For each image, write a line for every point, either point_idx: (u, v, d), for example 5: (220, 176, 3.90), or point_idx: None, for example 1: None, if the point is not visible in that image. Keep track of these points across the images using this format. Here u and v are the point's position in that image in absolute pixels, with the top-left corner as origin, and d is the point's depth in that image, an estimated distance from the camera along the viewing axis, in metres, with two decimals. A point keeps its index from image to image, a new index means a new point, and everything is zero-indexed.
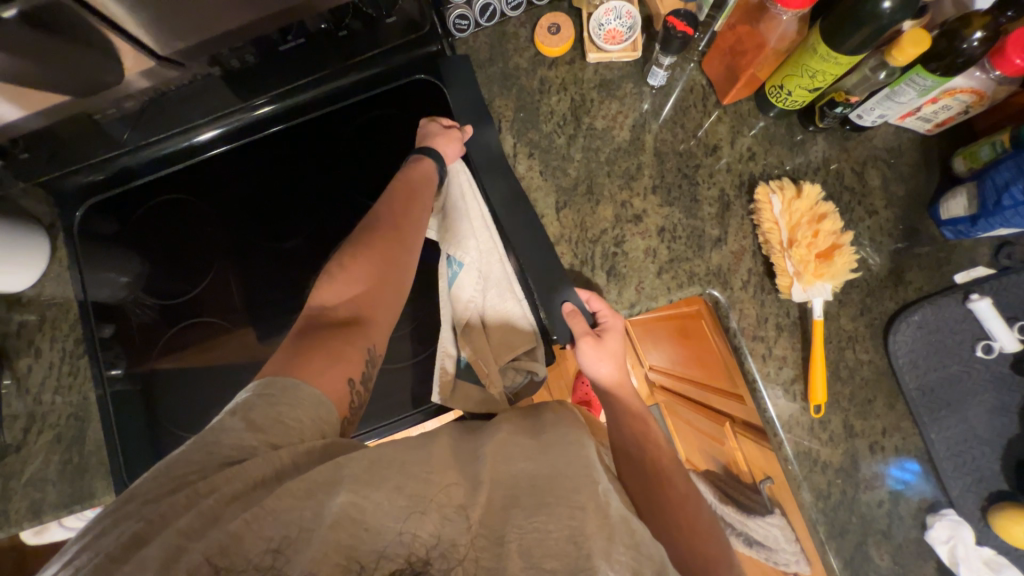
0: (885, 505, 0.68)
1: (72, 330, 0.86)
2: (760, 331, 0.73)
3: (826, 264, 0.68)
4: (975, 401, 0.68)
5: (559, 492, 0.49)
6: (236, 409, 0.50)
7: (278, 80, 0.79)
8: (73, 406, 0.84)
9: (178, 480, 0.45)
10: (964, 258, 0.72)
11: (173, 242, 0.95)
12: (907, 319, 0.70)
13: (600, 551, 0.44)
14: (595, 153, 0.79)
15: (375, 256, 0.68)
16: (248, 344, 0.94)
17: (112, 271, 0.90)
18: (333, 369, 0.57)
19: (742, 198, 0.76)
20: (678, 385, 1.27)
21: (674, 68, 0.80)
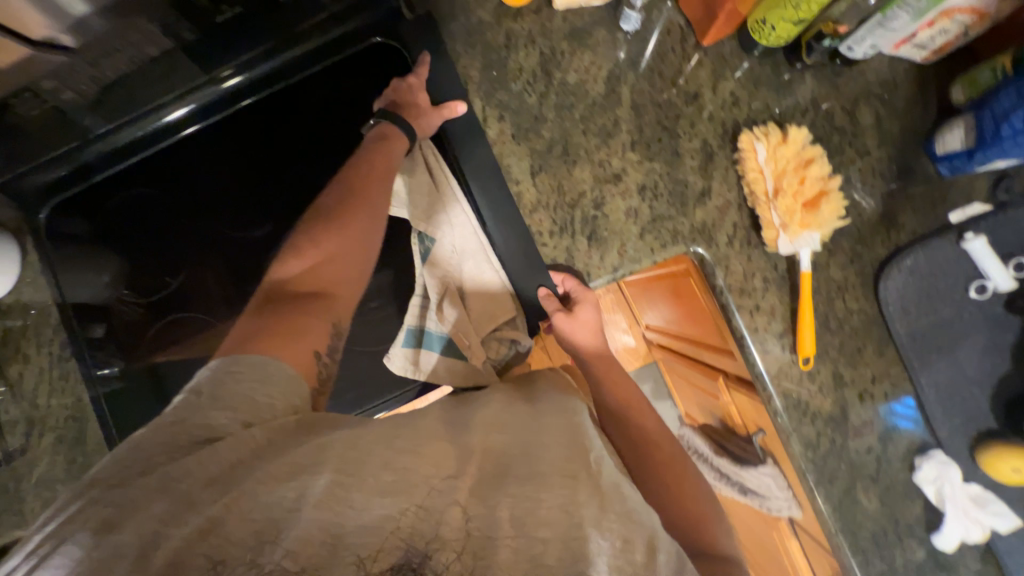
0: (874, 451, 0.68)
1: (56, 334, 0.84)
2: (747, 287, 0.71)
3: (813, 213, 0.65)
4: (966, 343, 0.67)
5: (550, 462, 0.49)
6: (200, 387, 0.50)
7: (239, 52, 0.78)
8: (69, 407, 0.83)
9: (145, 463, 0.45)
10: (960, 196, 0.69)
11: (147, 239, 0.93)
12: (899, 264, 0.68)
13: (592, 519, 0.45)
14: (569, 111, 0.74)
15: (338, 229, 0.66)
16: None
17: (92, 271, 0.90)
18: (300, 343, 0.56)
19: (726, 148, 0.72)
20: (673, 342, 1.27)
21: (649, 11, 0.74)
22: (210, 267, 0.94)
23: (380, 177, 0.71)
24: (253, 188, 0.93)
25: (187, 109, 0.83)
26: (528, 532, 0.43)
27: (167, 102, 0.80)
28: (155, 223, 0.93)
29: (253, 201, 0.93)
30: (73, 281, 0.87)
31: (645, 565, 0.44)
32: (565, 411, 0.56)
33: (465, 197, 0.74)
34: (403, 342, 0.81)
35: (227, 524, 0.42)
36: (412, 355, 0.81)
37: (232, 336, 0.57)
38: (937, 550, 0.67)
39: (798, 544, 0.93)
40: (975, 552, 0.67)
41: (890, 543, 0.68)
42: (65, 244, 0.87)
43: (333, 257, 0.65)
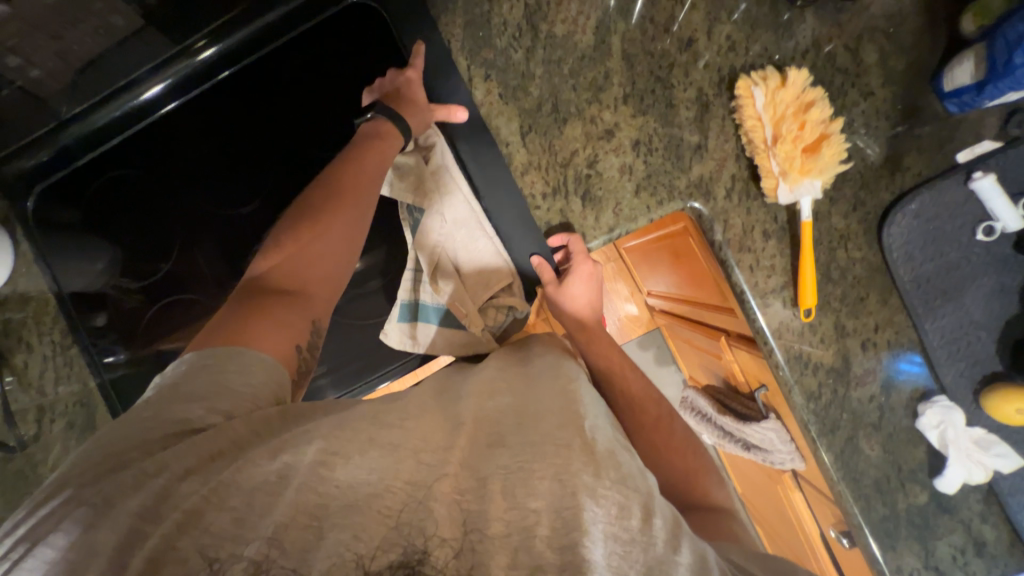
0: (877, 400, 0.68)
1: (56, 322, 0.86)
2: (746, 241, 0.69)
3: (813, 158, 0.62)
4: (973, 287, 0.65)
5: (544, 430, 0.48)
6: (177, 381, 0.52)
7: (206, 17, 0.79)
8: (77, 393, 0.86)
9: (120, 459, 0.46)
10: (968, 134, 0.66)
11: (139, 223, 0.91)
12: (904, 210, 0.66)
13: (586, 488, 0.42)
14: (558, 66, 0.71)
15: (316, 225, 0.65)
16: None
17: (86, 260, 0.89)
18: (279, 334, 0.58)
19: (723, 96, 0.69)
20: (675, 305, 1.26)
21: None
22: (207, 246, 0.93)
23: (364, 173, 0.68)
24: (241, 162, 0.90)
25: (163, 85, 0.84)
26: (519, 503, 0.42)
27: (144, 75, 0.82)
28: (143, 207, 0.91)
29: (238, 177, 0.91)
30: (70, 272, 0.87)
31: (640, 531, 0.42)
32: (555, 381, 0.57)
33: (455, 163, 0.73)
34: (396, 317, 0.80)
35: (203, 517, 0.41)
36: (409, 328, 0.80)
37: (206, 331, 0.58)
38: (939, 493, 0.68)
39: (802, 496, 0.95)
40: (978, 494, 0.67)
41: (891, 488, 0.68)
42: (57, 234, 0.87)
43: (310, 256, 0.64)
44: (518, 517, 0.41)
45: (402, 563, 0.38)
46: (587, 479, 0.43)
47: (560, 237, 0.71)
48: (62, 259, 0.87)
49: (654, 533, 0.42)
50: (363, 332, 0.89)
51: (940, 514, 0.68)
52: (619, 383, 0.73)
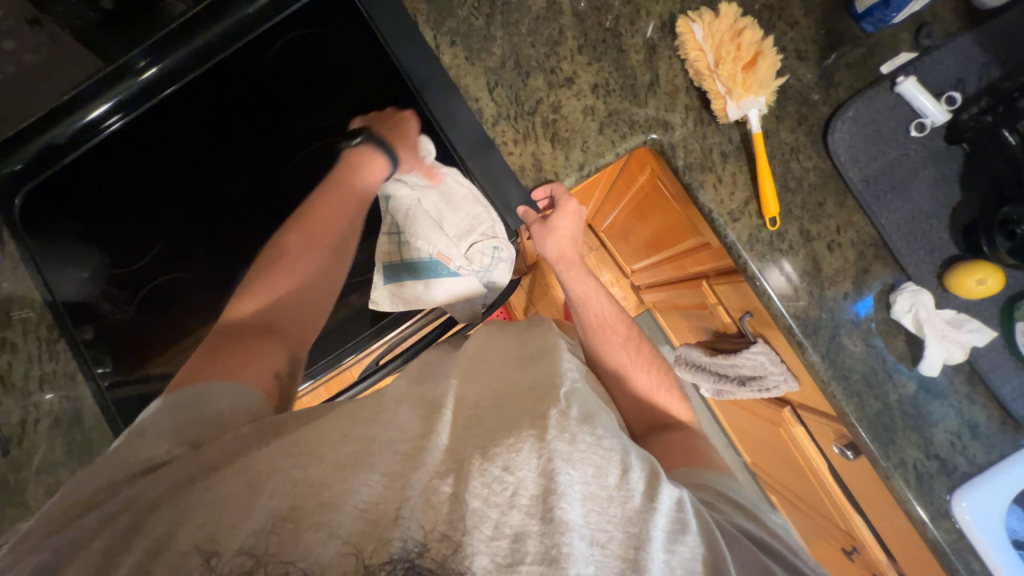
0: (854, 299, 0.72)
1: (42, 320, 0.85)
2: (706, 163, 0.74)
3: (752, 74, 0.69)
4: (918, 180, 0.71)
5: (523, 410, 0.51)
6: (145, 424, 0.53)
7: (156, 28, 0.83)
8: (63, 390, 0.83)
9: (84, 504, 0.47)
10: (887, 49, 0.74)
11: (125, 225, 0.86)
12: (842, 118, 0.72)
13: (561, 454, 0.46)
14: (516, 27, 0.78)
15: (294, 255, 0.69)
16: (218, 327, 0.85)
17: (76, 266, 0.85)
18: (255, 366, 0.61)
19: (666, 38, 0.76)
20: (656, 271, 1.30)
21: None
22: (189, 239, 0.87)
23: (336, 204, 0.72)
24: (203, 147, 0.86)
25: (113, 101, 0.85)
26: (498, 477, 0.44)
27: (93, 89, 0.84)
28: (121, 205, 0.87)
29: (207, 163, 0.87)
30: (62, 279, 0.85)
31: (618, 486, 0.47)
32: (547, 359, 0.60)
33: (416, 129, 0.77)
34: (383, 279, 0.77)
35: (175, 538, 0.41)
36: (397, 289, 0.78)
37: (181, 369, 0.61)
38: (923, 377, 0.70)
39: (804, 429, 0.96)
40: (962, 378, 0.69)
41: (880, 375, 0.70)
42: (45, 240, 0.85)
43: (291, 286, 0.68)
44: (497, 493, 0.43)
45: (403, 561, 0.39)
46: (562, 446, 0.47)
47: (542, 188, 0.76)
48: (54, 267, 0.85)
49: (630, 486, 0.47)
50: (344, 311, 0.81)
51: (931, 403, 0.70)
52: (590, 307, 0.77)
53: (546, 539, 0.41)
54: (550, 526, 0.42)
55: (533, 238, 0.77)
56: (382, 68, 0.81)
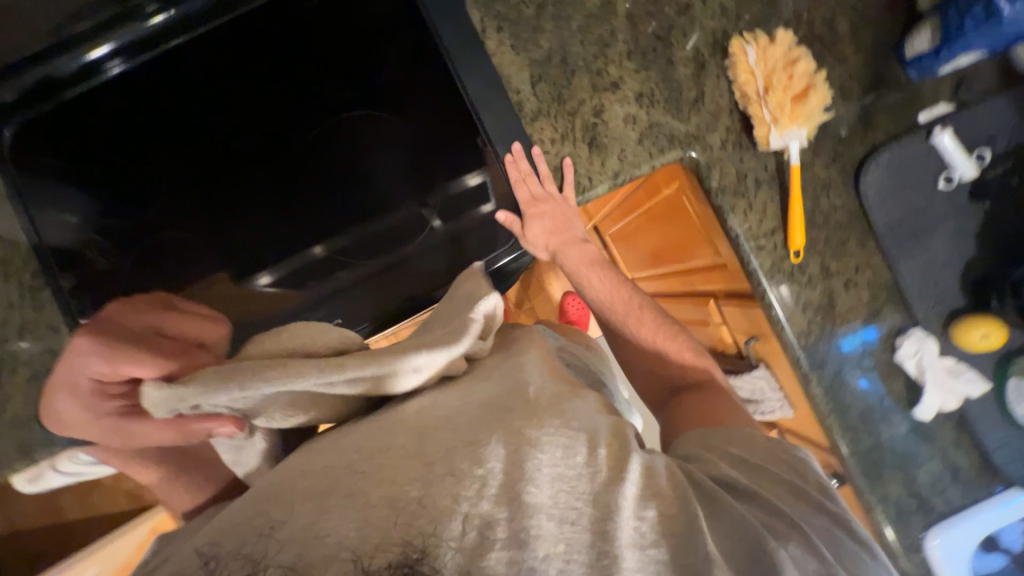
0: (857, 334, 0.74)
1: (26, 266, 0.79)
2: (739, 187, 0.75)
3: (801, 106, 0.69)
4: (939, 230, 0.73)
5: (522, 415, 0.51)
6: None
7: None
8: (43, 342, 0.78)
9: None
10: (926, 98, 0.75)
11: (118, 167, 0.77)
12: (877, 160, 0.73)
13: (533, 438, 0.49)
14: (567, 22, 0.76)
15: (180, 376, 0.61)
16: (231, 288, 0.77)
17: (60, 209, 0.76)
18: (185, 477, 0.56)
19: (716, 55, 0.75)
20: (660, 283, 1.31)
21: None
22: (193, 194, 0.77)
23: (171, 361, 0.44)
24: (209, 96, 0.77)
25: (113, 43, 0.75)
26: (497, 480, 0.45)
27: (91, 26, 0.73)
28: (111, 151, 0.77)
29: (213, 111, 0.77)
30: (46, 223, 0.74)
31: (586, 462, 0.49)
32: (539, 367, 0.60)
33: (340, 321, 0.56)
34: None
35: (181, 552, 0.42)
36: None
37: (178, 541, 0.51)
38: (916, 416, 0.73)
39: None
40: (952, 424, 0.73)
41: (874, 412, 0.73)
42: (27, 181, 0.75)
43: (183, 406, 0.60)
44: (466, 487, 0.43)
45: (401, 562, 0.38)
46: (531, 431, 0.49)
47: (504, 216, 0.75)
48: (38, 204, 0.75)
49: (598, 461, 0.50)
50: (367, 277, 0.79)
51: (920, 443, 0.73)
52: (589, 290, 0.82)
53: (514, 524, 0.42)
54: (517, 510, 0.43)
55: (523, 245, 0.79)
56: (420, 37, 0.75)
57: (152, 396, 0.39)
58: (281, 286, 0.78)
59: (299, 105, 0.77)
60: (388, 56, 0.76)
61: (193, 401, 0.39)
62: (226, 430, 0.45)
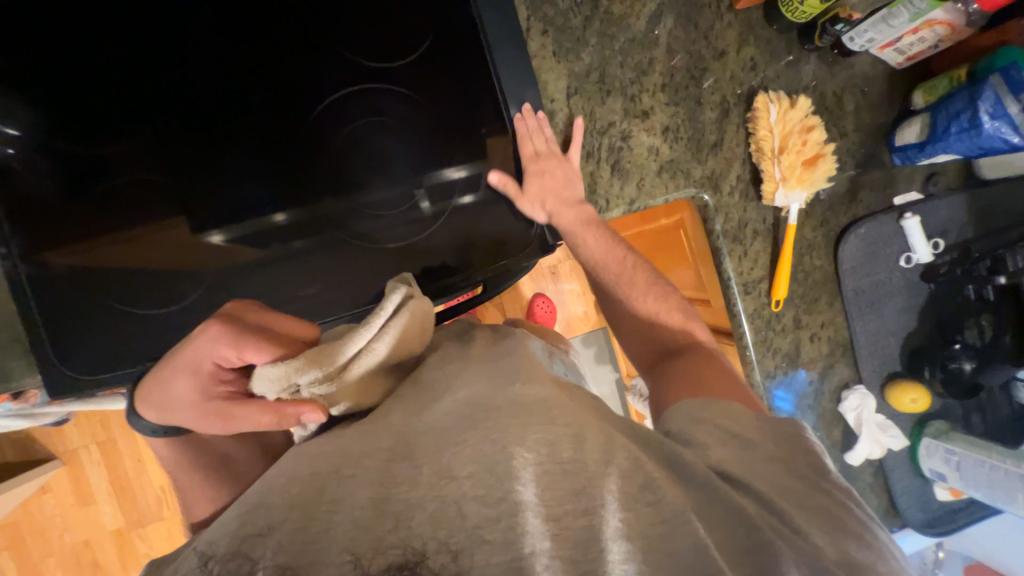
0: (779, 388, 0.82)
1: None
2: (739, 235, 0.80)
3: (810, 171, 0.75)
4: (892, 302, 0.83)
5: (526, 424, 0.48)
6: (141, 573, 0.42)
7: None
8: None
9: None
10: (903, 183, 0.84)
11: (69, 83, 0.66)
12: (855, 232, 0.81)
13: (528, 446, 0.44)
14: (610, 41, 0.76)
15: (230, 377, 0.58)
16: (178, 241, 0.68)
17: None
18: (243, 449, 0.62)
19: (740, 106, 0.79)
20: None
21: None
22: (161, 136, 0.68)
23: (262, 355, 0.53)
24: (199, 26, 0.67)
25: None
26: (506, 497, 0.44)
27: None
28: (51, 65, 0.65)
29: (189, 43, 0.67)
30: None
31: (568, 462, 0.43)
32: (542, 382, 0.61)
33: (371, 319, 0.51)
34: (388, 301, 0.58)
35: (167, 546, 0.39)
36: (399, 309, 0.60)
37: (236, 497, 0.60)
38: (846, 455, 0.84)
39: None
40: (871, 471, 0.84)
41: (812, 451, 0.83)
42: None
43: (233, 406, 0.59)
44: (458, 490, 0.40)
45: (402, 565, 0.36)
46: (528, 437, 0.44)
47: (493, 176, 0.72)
48: None
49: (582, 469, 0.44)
50: (339, 246, 0.71)
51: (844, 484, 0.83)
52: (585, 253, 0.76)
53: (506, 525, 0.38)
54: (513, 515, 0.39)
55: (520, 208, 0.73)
56: (455, 18, 0.71)
57: (264, 374, 0.51)
58: (234, 244, 0.69)
59: (311, 67, 0.69)
60: (416, 27, 0.71)
61: (307, 373, 0.49)
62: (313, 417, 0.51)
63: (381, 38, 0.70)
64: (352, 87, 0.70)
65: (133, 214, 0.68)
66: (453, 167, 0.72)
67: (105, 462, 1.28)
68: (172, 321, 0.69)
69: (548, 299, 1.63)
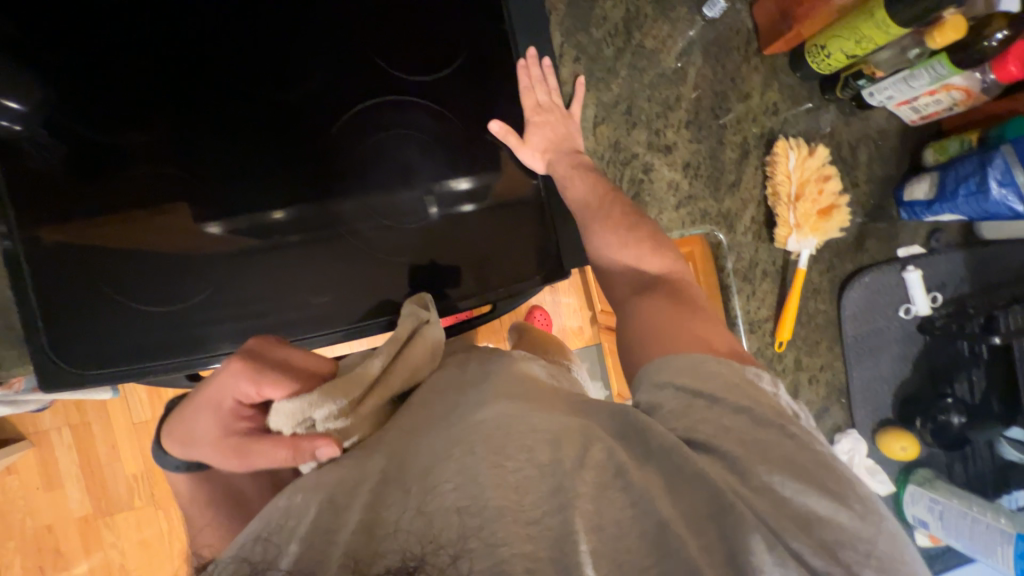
0: None
1: None
2: (749, 274, 0.81)
3: (824, 220, 0.77)
4: (889, 350, 0.85)
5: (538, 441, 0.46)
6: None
7: None
8: None
9: None
10: (907, 236, 0.87)
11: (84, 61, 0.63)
12: (860, 280, 0.83)
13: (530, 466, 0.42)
14: (640, 74, 0.77)
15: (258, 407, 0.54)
16: (178, 230, 0.67)
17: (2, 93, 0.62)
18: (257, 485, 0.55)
19: (760, 149, 0.81)
20: None
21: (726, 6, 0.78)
22: (178, 125, 0.66)
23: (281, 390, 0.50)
24: (221, 17, 0.65)
25: None
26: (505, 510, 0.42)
27: None
28: (62, 35, 0.63)
29: (217, 33, 0.65)
30: None
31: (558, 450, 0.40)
32: None
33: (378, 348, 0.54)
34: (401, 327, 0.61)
35: None
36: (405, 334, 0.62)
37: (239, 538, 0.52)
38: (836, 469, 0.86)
39: None
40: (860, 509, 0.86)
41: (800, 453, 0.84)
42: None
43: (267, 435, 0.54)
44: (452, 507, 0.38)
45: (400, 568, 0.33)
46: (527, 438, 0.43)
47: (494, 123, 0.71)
48: None
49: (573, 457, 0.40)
50: (352, 252, 0.70)
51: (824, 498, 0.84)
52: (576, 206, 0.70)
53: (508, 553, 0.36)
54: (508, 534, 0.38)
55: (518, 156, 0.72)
56: (491, 37, 0.71)
57: (281, 407, 0.48)
58: (234, 235, 0.68)
59: (340, 70, 0.68)
60: (450, 43, 0.70)
61: (322, 407, 0.47)
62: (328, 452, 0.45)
63: (413, 49, 0.69)
64: (379, 93, 0.69)
65: (143, 203, 0.66)
66: (461, 176, 0.71)
67: (78, 447, 1.24)
68: (174, 319, 0.67)
69: (545, 311, 1.63)
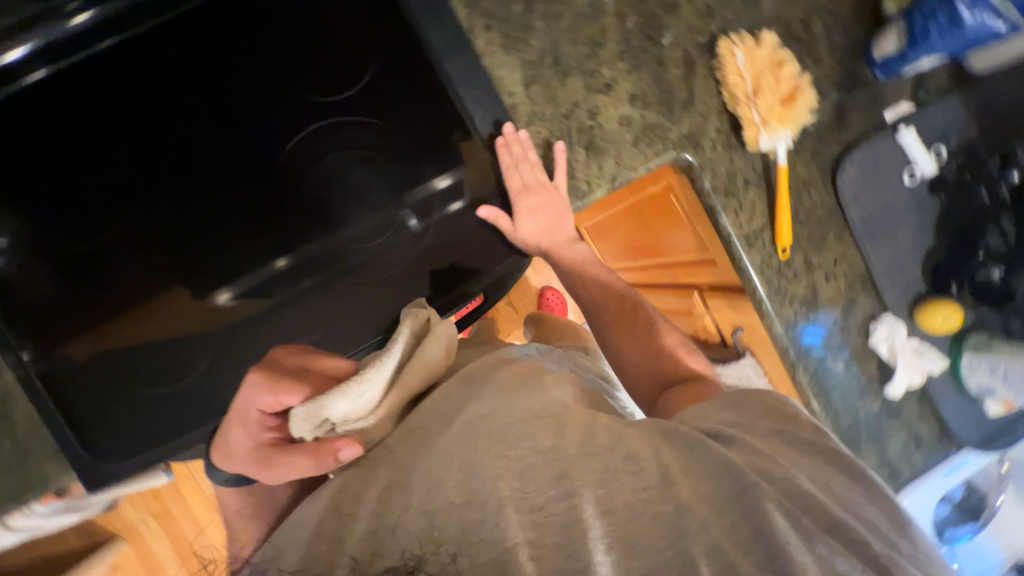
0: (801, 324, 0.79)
1: None
2: (730, 188, 0.77)
3: (789, 108, 0.72)
4: (904, 222, 0.79)
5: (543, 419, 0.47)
6: None
7: None
8: None
9: None
10: (891, 97, 0.80)
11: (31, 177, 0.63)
12: (851, 158, 0.77)
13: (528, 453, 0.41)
14: (556, 20, 0.73)
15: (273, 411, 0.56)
16: (182, 311, 0.71)
17: None
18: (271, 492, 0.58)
19: (704, 57, 0.76)
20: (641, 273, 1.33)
21: None
22: (146, 212, 0.67)
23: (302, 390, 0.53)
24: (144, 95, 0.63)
25: None
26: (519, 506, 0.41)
27: None
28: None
29: (144, 113, 0.64)
30: None
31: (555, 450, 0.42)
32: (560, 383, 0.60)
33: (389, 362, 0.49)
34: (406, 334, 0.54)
35: None
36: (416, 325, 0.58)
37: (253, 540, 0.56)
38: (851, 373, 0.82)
39: None
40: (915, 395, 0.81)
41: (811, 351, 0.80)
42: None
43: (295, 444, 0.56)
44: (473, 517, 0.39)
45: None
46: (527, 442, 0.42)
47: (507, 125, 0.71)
48: None
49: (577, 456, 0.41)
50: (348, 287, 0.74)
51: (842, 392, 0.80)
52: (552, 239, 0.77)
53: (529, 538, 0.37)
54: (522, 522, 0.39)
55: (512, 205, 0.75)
56: (394, 27, 0.67)
57: (298, 413, 0.48)
58: (240, 301, 0.72)
59: (274, 112, 0.67)
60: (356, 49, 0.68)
61: (336, 408, 0.47)
62: (348, 449, 0.45)
63: (335, 68, 0.67)
64: (320, 123, 0.69)
65: (139, 296, 0.69)
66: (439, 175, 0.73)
67: (159, 534, 1.31)
68: (197, 393, 0.71)
69: (556, 289, 1.60)
